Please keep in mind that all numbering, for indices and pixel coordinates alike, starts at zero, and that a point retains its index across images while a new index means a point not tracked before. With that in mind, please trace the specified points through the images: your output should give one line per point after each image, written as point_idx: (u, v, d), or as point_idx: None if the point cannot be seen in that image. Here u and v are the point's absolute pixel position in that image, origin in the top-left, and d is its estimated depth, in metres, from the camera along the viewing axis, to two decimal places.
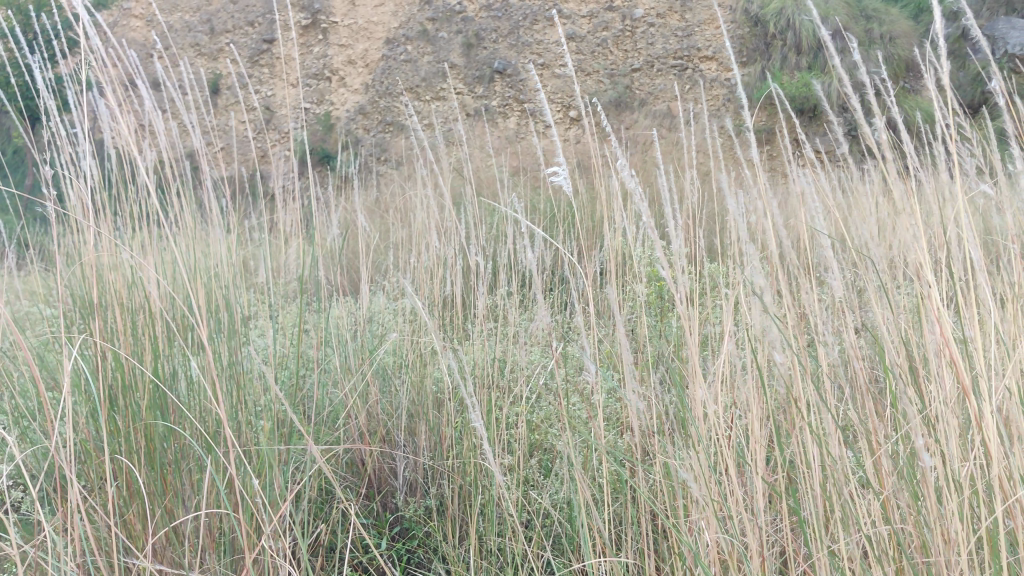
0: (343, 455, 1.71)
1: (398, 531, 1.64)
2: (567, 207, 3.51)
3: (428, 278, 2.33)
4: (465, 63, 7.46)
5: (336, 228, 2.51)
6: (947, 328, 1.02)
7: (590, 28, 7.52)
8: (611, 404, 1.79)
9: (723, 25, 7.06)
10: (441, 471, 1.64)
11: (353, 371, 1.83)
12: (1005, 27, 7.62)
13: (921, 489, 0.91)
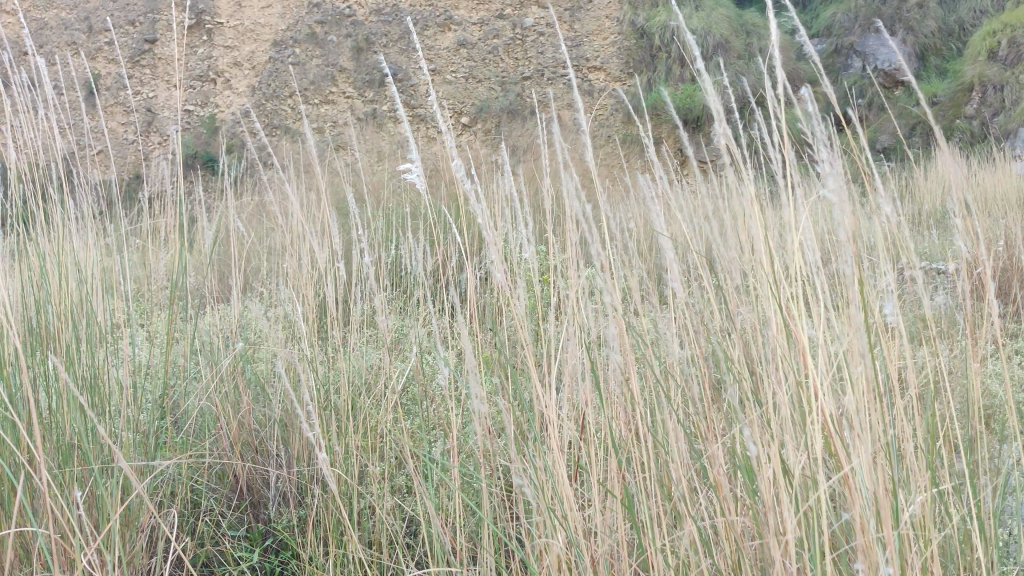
0: (213, 468, 1.68)
1: (271, 543, 1.61)
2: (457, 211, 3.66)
3: (307, 283, 2.34)
4: (355, 68, 7.44)
5: (214, 234, 2.47)
6: (797, 332, 1.09)
7: (481, 36, 7.45)
8: (493, 412, 1.86)
9: (611, 36, 7.22)
10: (312, 482, 1.61)
11: (225, 382, 1.81)
12: (875, 44, 8.36)
13: (765, 485, 0.97)
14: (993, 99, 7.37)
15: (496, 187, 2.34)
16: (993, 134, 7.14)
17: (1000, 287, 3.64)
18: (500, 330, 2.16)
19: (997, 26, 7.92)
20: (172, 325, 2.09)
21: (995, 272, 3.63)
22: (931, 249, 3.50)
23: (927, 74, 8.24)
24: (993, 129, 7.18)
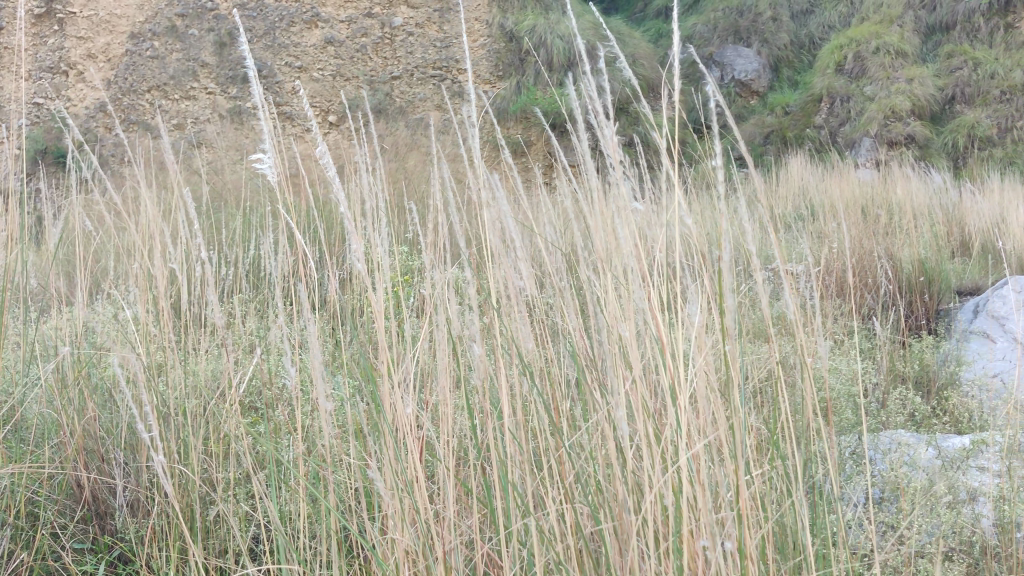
0: (56, 479, 1.67)
1: (119, 555, 1.63)
2: (323, 212, 3.72)
3: (157, 286, 2.31)
4: (217, 63, 7.25)
5: (60, 231, 2.40)
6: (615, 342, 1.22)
7: (348, 34, 7.44)
8: (347, 414, 1.91)
9: (480, 38, 7.35)
10: (159, 494, 1.63)
11: (65, 388, 1.78)
12: (732, 55, 9.00)
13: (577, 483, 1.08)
14: (839, 110, 7.86)
15: (361, 189, 2.39)
16: (838, 143, 7.66)
17: (838, 286, 3.95)
18: (360, 333, 2.21)
19: (843, 41, 8.54)
20: (15, 326, 2.05)
21: (834, 274, 3.98)
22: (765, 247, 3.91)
23: (780, 85, 8.72)
24: (839, 139, 7.67)
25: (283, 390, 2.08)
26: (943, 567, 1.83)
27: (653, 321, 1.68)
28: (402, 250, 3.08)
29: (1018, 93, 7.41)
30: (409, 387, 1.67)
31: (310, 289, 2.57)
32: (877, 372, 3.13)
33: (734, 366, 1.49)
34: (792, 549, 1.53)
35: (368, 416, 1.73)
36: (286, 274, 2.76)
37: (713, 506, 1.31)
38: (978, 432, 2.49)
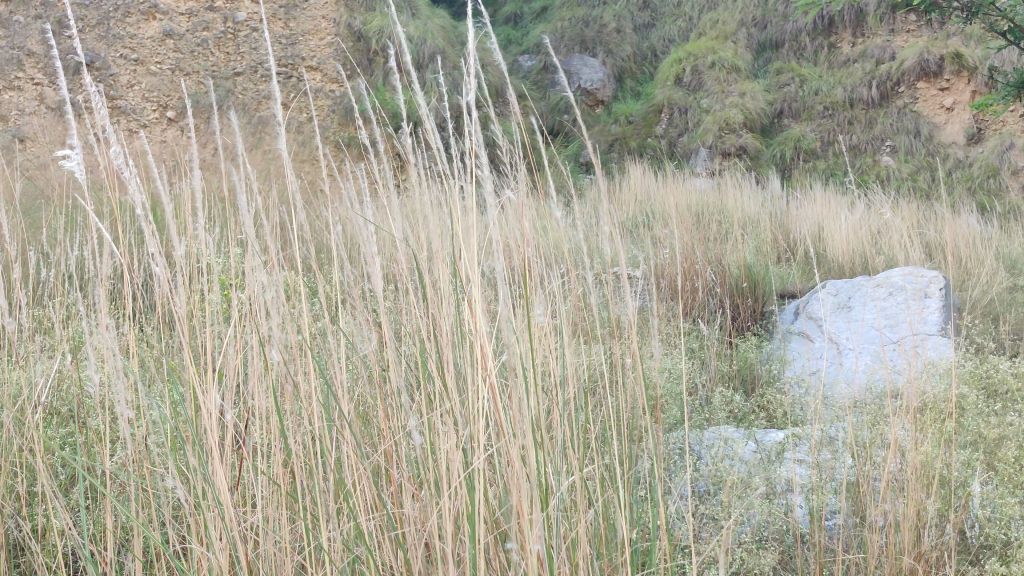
0: None
1: None
2: (157, 213, 3.56)
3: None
4: (45, 52, 6.81)
5: None
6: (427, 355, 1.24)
7: (188, 27, 7.12)
8: (171, 427, 1.84)
9: (327, 36, 7.25)
10: None
11: None
12: (579, 63, 9.24)
13: None
14: (678, 121, 8.19)
15: (191, 188, 2.31)
16: (677, 152, 7.99)
17: (671, 287, 4.12)
18: (189, 342, 2.13)
19: (682, 55, 8.94)
20: None
21: (669, 275, 4.15)
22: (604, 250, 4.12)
23: (623, 94, 9.00)
24: (677, 148, 7.99)
25: (100, 399, 1.98)
26: (757, 555, 1.93)
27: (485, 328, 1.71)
28: (237, 255, 2.98)
29: (839, 110, 7.90)
30: (225, 392, 1.65)
31: (137, 295, 2.46)
32: (706, 372, 3.28)
33: (550, 372, 1.55)
34: (613, 544, 1.58)
35: (192, 428, 1.68)
36: (110, 276, 2.62)
37: (526, 502, 1.35)
38: (794, 427, 2.64)
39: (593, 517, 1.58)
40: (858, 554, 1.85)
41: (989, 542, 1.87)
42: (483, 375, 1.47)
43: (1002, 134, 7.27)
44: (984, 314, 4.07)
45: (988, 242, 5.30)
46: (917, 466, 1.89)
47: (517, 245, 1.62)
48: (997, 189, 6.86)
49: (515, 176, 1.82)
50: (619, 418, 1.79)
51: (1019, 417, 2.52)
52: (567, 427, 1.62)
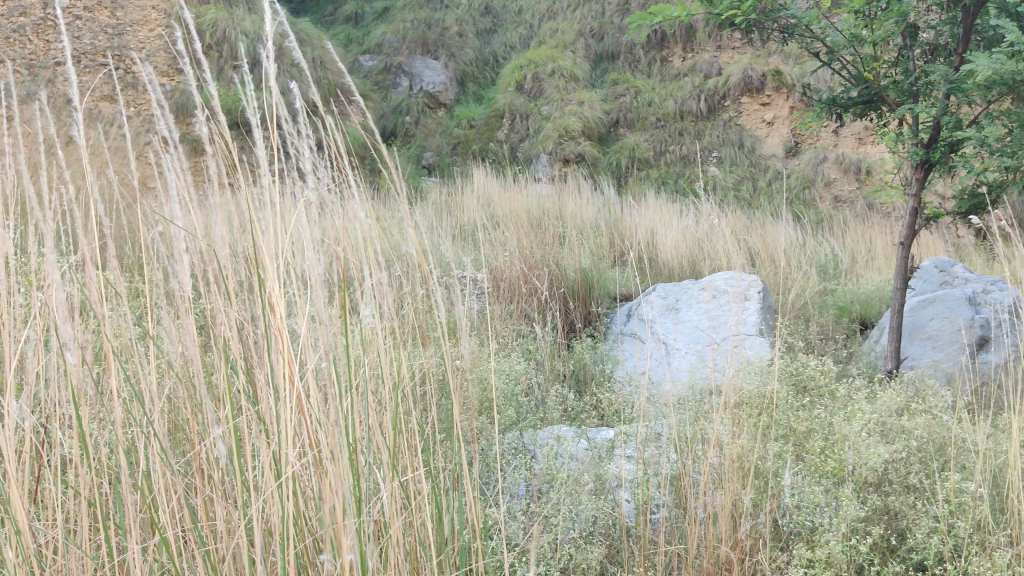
0: None
1: None
2: None
3: None
4: None
5: None
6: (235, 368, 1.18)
7: (3, 10, 6.61)
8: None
9: (158, 28, 6.85)
10: None
11: None
12: (420, 66, 9.18)
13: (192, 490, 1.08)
14: (519, 126, 8.26)
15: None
16: (517, 157, 8.09)
17: (508, 289, 4.15)
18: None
19: (522, 62, 9.05)
20: None
21: (508, 278, 4.17)
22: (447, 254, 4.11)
23: (465, 98, 9.00)
24: (518, 153, 8.07)
25: None
26: (584, 550, 1.96)
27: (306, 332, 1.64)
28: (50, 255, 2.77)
29: (670, 120, 8.22)
30: (27, 400, 1.52)
31: None
32: (540, 373, 3.32)
33: (364, 379, 1.51)
34: (443, 545, 1.56)
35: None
36: None
37: (347, 510, 1.32)
38: (623, 424, 2.69)
39: (421, 518, 1.56)
40: (680, 546, 1.92)
41: (796, 528, 1.99)
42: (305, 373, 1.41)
43: (816, 148, 7.80)
44: (799, 316, 4.32)
45: (802, 248, 5.65)
46: (734, 461, 1.98)
47: (327, 253, 1.56)
48: (811, 200, 7.37)
49: (322, 178, 1.77)
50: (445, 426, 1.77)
51: (826, 410, 2.69)
52: (391, 432, 1.60)
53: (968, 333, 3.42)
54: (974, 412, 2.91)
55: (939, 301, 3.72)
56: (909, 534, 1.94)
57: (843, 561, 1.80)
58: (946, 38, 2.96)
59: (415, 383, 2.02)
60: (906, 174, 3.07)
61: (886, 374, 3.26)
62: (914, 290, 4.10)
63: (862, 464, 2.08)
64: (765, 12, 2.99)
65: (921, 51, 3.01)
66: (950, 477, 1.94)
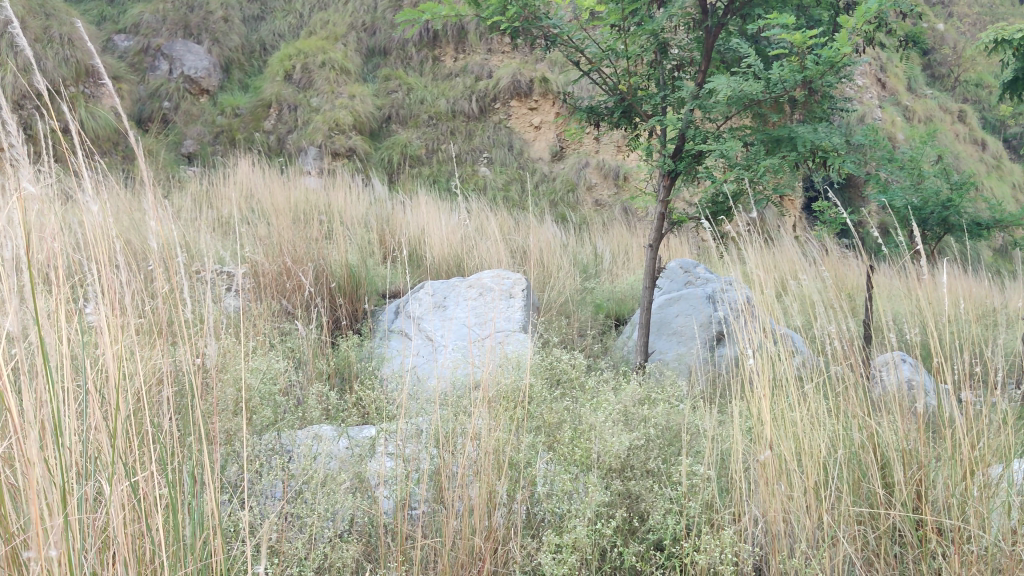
0: None
1: None
2: None
3: None
4: None
5: None
6: None
7: None
8: None
9: None
10: None
11: None
12: (181, 49, 8.69)
13: None
14: (287, 118, 8.02)
15: None
16: (286, 150, 7.85)
17: (271, 285, 4.01)
18: None
19: (291, 52, 8.79)
20: None
21: (271, 274, 4.03)
22: (205, 250, 3.92)
23: (229, 86, 8.62)
24: (285, 146, 7.84)
25: None
26: (340, 547, 1.92)
27: (38, 332, 1.50)
28: None
29: (442, 119, 8.28)
30: None
31: None
32: (302, 371, 3.25)
33: (97, 377, 1.40)
34: (186, 545, 1.48)
35: None
36: None
37: (71, 513, 1.22)
38: (384, 421, 2.68)
39: (163, 521, 1.47)
40: (434, 539, 1.93)
41: (546, 516, 2.06)
42: (37, 369, 1.29)
43: (579, 153, 8.18)
44: (560, 313, 4.50)
45: (564, 248, 5.87)
46: (488, 451, 2.03)
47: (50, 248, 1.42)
48: (574, 203, 7.72)
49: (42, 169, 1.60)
50: (192, 428, 1.68)
51: (576, 402, 2.81)
52: (130, 434, 1.50)
53: (706, 329, 3.69)
54: (711, 401, 3.15)
55: (683, 300, 4.02)
56: (647, 517, 2.07)
57: (587, 545, 1.88)
58: (691, 56, 3.19)
59: (166, 381, 1.90)
60: (655, 181, 3.27)
61: (636, 368, 3.47)
62: (661, 289, 4.38)
63: (606, 452, 2.19)
64: (528, 20, 3.07)
65: (669, 67, 3.22)
66: (682, 462, 2.09)
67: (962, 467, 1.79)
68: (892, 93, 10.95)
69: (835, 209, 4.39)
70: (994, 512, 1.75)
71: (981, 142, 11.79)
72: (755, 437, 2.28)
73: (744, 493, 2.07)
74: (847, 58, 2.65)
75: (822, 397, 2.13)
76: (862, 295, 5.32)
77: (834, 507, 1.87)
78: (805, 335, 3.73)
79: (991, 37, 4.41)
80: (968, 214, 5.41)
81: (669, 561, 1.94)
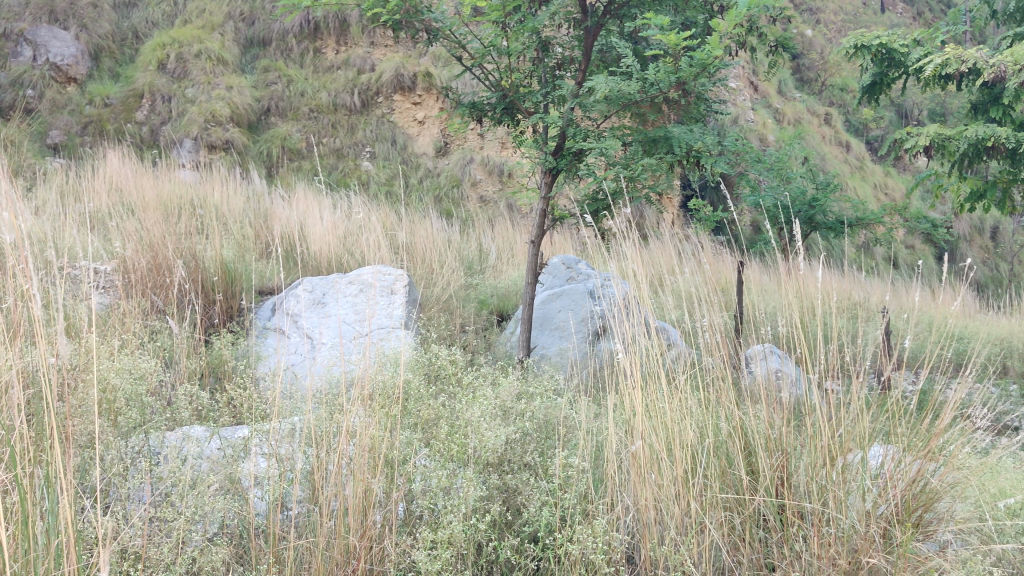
0: None
1: None
2: None
3: None
4: None
5: None
6: None
7: None
8: None
9: None
10: None
11: None
12: (45, 35, 8.23)
13: None
14: (161, 108, 7.71)
15: None
16: (160, 142, 7.53)
17: (140, 282, 3.84)
18: None
19: (165, 41, 8.45)
20: None
21: (141, 271, 3.86)
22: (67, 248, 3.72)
23: (99, 75, 8.22)
24: (159, 138, 7.52)
25: None
26: (208, 552, 1.84)
27: None
28: None
29: (323, 113, 8.12)
30: None
31: None
32: (173, 372, 3.13)
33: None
34: (40, 553, 1.38)
35: None
36: None
37: None
38: (258, 420, 2.60)
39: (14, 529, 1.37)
40: (306, 540, 1.87)
41: (422, 512, 2.03)
42: None
43: (464, 149, 8.18)
44: (443, 309, 4.48)
45: (448, 244, 5.85)
46: (363, 449, 1.98)
47: None
48: (459, 199, 7.70)
49: None
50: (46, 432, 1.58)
51: (457, 397, 2.79)
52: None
53: (586, 325, 3.74)
54: (590, 393, 3.19)
55: (564, 296, 4.08)
56: (523, 510, 2.07)
57: (462, 540, 1.86)
58: (572, 54, 3.22)
59: (21, 383, 1.79)
60: (537, 177, 3.29)
61: (516, 362, 3.49)
62: (544, 285, 4.42)
63: (483, 447, 2.17)
64: (409, 12, 3.02)
65: (550, 65, 3.24)
66: (557, 454, 2.09)
67: (821, 453, 1.84)
68: (763, 95, 11.36)
69: (710, 207, 4.52)
70: (849, 496, 1.82)
71: (845, 144, 12.34)
72: (629, 429, 2.31)
73: (617, 483, 2.09)
74: (719, 60, 2.72)
75: (693, 389, 2.18)
76: (735, 291, 5.50)
77: (701, 495, 1.91)
78: (682, 329, 3.82)
79: (851, 43, 4.62)
80: (832, 212, 5.67)
81: (544, 553, 1.94)
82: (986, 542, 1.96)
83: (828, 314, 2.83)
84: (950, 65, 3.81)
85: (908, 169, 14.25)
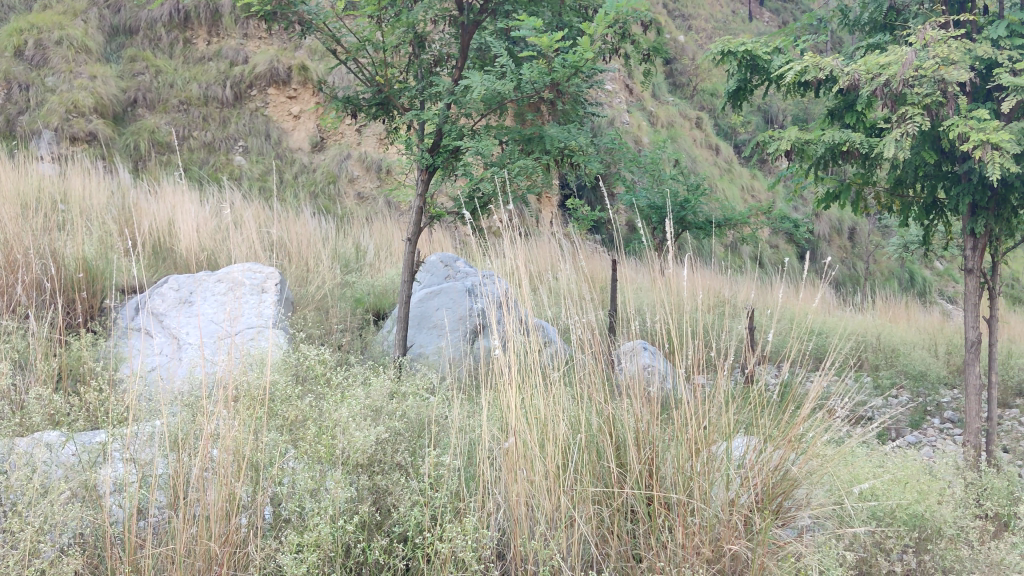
0: None
1: None
2: None
3: None
4: None
5: None
6: None
7: None
8: None
9: None
10: None
11: None
12: None
13: None
14: (17, 97, 7.25)
15: None
16: (16, 132, 7.08)
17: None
18: None
19: (22, 26, 7.95)
20: None
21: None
22: None
23: None
24: (15, 128, 7.07)
25: None
26: (60, 562, 1.73)
27: None
28: None
29: (194, 105, 7.82)
30: None
31: None
32: (27, 375, 2.94)
33: None
34: None
35: None
36: None
37: None
38: (115, 424, 2.47)
39: None
40: (166, 546, 1.79)
41: (288, 514, 1.96)
42: None
43: (340, 145, 8.07)
44: (317, 308, 4.39)
45: (324, 241, 5.73)
46: (227, 450, 1.90)
47: None
48: (335, 195, 7.59)
49: None
50: None
51: (329, 397, 2.72)
52: None
53: (462, 323, 3.71)
54: (466, 391, 3.18)
55: (442, 294, 4.04)
56: (393, 510, 2.03)
57: (329, 542, 1.81)
58: (449, 51, 3.20)
59: None
60: (413, 174, 3.24)
61: (392, 361, 3.43)
62: (421, 283, 4.38)
63: (352, 447, 2.10)
64: (280, 4, 2.92)
65: (426, 61, 3.21)
66: (428, 451, 2.06)
67: (687, 444, 1.88)
68: (637, 98, 11.60)
69: (586, 207, 4.58)
70: (714, 486, 1.86)
71: (714, 147, 12.75)
72: (502, 425, 2.30)
73: (490, 479, 2.08)
74: (592, 60, 2.75)
75: (566, 385, 2.18)
76: (610, 289, 5.61)
77: (572, 488, 1.92)
78: (556, 326, 3.85)
79: (718, 47, 4.73)
80: (702, 212, 5.84)
81: (415, 552, 1.91)
82: (840, 525, 2.07)
83: (695, 312, 2.91)
84: (809, 70, 3.90)
85: (772, 172, 14.87)
